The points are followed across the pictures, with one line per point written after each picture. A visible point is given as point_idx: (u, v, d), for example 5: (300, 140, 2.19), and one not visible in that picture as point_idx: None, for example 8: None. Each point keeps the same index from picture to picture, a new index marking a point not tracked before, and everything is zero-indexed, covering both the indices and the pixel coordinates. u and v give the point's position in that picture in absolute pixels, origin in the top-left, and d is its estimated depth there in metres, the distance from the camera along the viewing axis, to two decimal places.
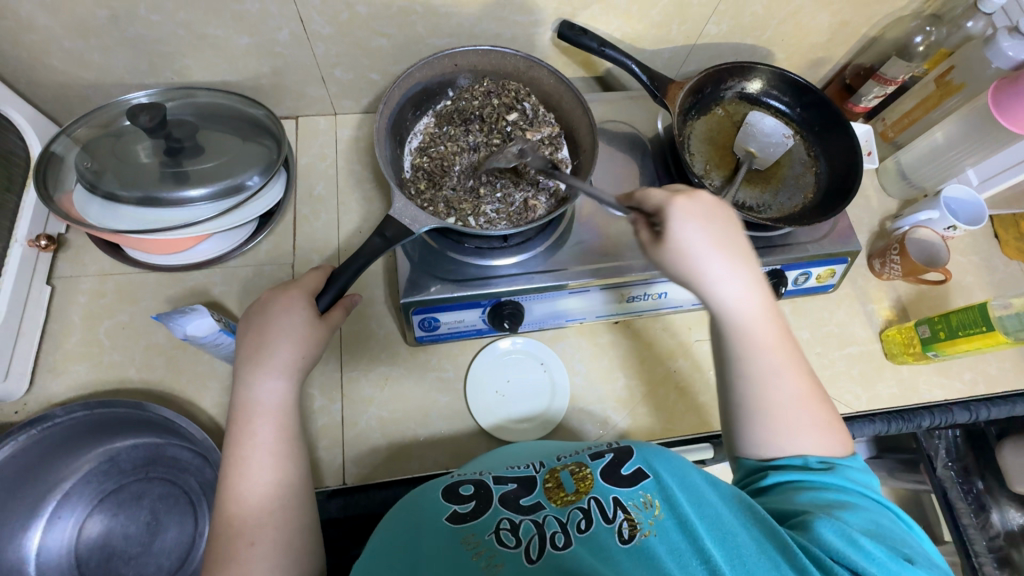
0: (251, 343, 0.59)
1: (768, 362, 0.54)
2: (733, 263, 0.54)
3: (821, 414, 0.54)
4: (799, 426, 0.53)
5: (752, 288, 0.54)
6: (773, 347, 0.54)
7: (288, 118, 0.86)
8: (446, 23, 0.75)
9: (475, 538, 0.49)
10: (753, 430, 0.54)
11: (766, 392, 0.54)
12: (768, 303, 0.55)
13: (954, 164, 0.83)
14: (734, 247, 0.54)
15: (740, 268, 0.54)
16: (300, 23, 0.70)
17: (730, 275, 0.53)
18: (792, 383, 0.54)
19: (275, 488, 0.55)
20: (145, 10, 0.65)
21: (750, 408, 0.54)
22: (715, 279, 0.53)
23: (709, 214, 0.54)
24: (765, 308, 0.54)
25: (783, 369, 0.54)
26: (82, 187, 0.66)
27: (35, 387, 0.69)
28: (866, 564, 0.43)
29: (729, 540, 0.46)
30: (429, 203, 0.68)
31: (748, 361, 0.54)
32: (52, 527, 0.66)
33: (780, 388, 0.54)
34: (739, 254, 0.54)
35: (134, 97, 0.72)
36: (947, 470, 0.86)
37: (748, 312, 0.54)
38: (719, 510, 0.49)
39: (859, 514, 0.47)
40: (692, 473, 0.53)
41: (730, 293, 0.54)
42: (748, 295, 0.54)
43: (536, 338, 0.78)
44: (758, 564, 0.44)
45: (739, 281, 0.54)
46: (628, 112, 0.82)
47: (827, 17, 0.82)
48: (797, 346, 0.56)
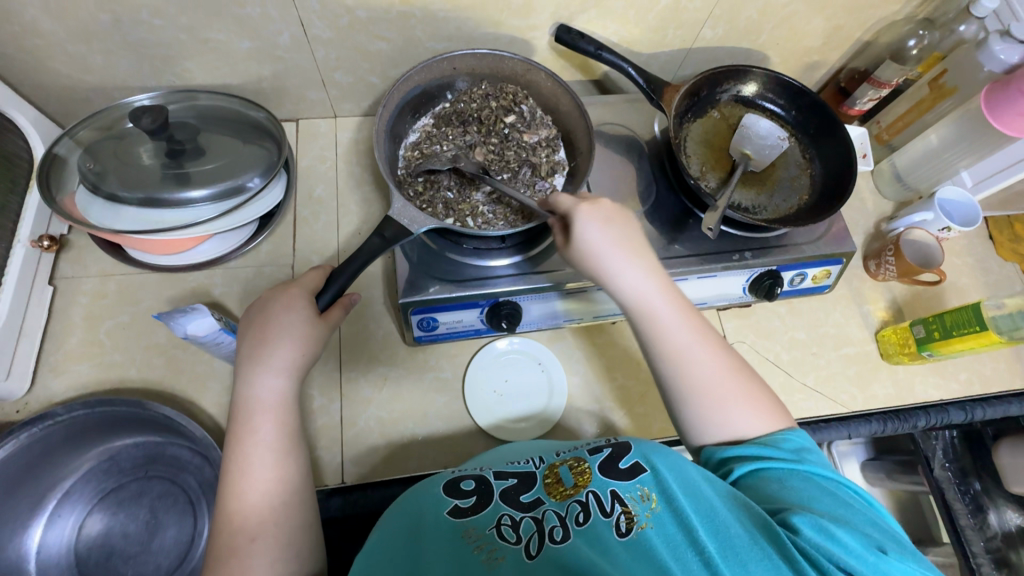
0: (252, 342, 0.60)
1: (681, 339, 0.59)
2: (629, 257, 0.61)
3: (749, 388, 0.57)
4: (725, 400, 0.56)
5: (647, 275, 0.61)
6: (681, 325, 0.59)
7: (288, 121, 0.87)
8: (444, 27, 0.76)
9: (477, 532, 0.50)
10: (687, 414, 0.57)
11: (689, 372, 0.58)
12: (667, 286, 0.61)
13: (948, 166, 0.84)
14: (631, 244, 0.61)
15: (635, 260, 0.61)
16: (301, 27, 0.71)
17: (626, 266, 0.60)
18: (714, 359, 0.58)
19: (276, 485, 0.55)
20: (148, 15, 0.66)
21: (679, 393, 0.58)
22: (614, 271, 0.60)
23: (609, 216, 0.61)
24: (661, 289, 0.60)
25: (697, 345, 0.59)
26: (85, 188, 0.66)
27: (36, 387, 0.70)
28: (846, 557, 0.44)
29: (722, 531, 0.47)
30: (428, 204, 0.69)
31: (659, 343, 0.59)
32: (52, 525, 0.66)
33: (699, 364, 0.58)
34: (633, 250, 0.61)
35: (136, 100, 0.73)
36: (944, 471, 0.86)
37: (645, 296, 0.60)
38: (713, 502, 0.49)
39: (834, 504, 0.48)
40: (689, 465, 0.53)
41: (626, 281, 0.60)
42: (646, 281, 0.60)
43: (534, 338, 0.78)
44: (751, 554, 0.45)
45: (634, 270, 0.60)
46: (625, 115, 0.83)
47: (821, 21, 0.83)
48: (711, 328, 0.61)
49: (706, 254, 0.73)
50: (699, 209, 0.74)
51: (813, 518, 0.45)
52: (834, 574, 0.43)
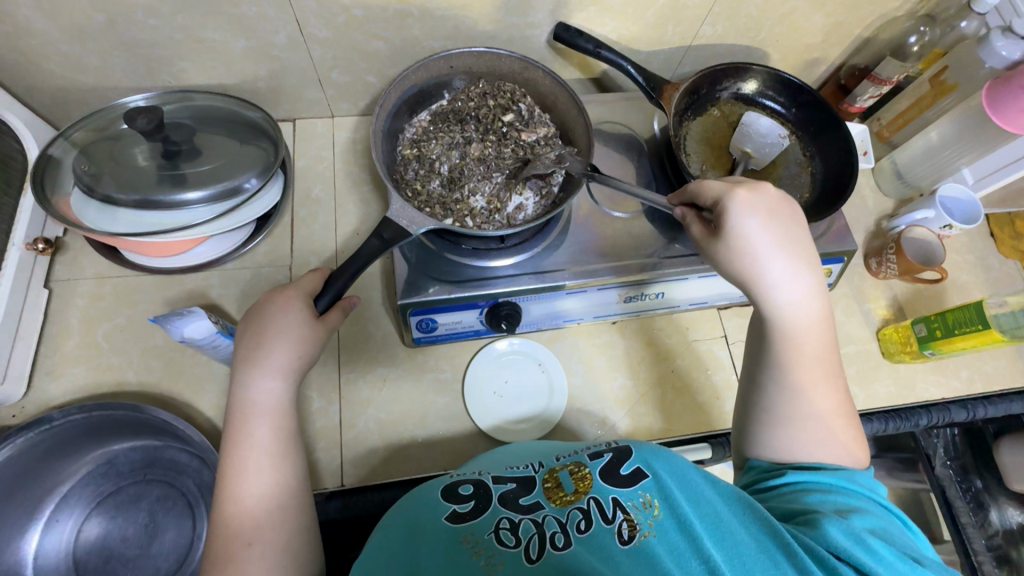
0: (249, 344, 0.60)
1: (813, 371, 0.54)
2: (794, 267, 0.54)
3: (847, 430, 0.55)
4: (823, 437, 0.53)
5: (810, 297, 0.54)
6: (818, 355, 0.54)
7: (285, 121, 0.87)
8: (442, 26, 0.75)
9: (475, 538, 0.49)
10: (779, 432, 0.54)
11: (800, 402, 0.54)
12: (825, 314, 0.55)
13: (949, 162, 0.83)
14: (797, 249, 0.54)
15: (802, 274, 0.54)
16: (297, 26, 0.71)
17: (790, 279, 0.54)
18: (829, 397, 0.54)
19: (274, 489, 0.55)
20: (142, 14, 0.65)
21: (782, 411, 0.54)
22: (774, 282, 0.54)
23: (771, 210, 0.54)
24: (821, 317, 0.54)
25: (819, 379, 0.54)
26: (80, 190, 0.66)
27: (32, 390, 0.69)
28: (871, 562, 0.44)
29: (729, 539, 0.47)
30: (426, 204, 0.68)
31: (791, 363, 0.54)
32: (50, 529, 0.66)
33: (815, 391, 0.54)
34: (803, 259, 0.54)
35: (131, 100, 0.72)
36: (946, 469, 0.86)
37: (800, 318, 0.54)
38: (718, 509, 0.49)
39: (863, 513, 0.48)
40: (693, 473, 0.53)
41: (785, 298, 0.54)
42: (806, 303, 0.54)
43: (534, 339, 0.78)
44: (757, 563, 0.45)
45: (799, 286, 0.54)
46: (624, 113, 0.83)
47: (822, 18, 0.82)
48: (837, 367, 0.56)
49: None
50: None
51: (843, 523, 0.46)
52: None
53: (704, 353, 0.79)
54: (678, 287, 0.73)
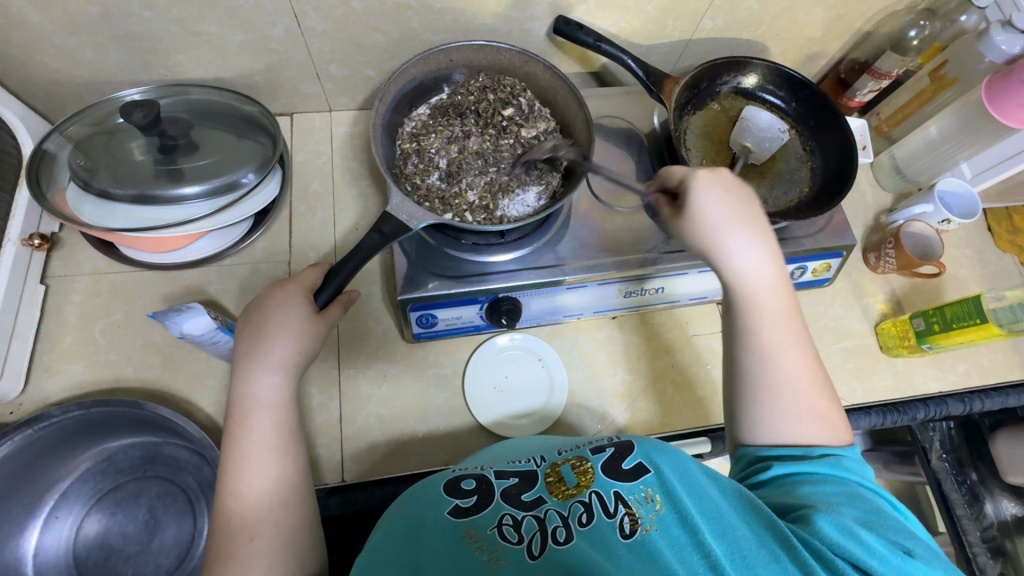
0: (248, 340, 0.59)
1: (778, 334, 0.56)
2: (748, 235, 0.56)
3: (822, 400, 0.55)
4: (800, 407, 0.54)
5: (765, 261, 0.57)
6: (784, 320, 0.56)
7: (283, 115, 0.86)
8: (440, 19, 0.74)
9: (478, 533, 0.50)
10: (753, 406, 0.55)
11: (770, 370, 0.55)
12: (782, 279, 0.57)
13: (947, 157, 0.84)
14: (750, 219, 0.56)
15: (755, 240, 0.57)
16: (295, 19, 0.70)
17: (745, 247, 0.56)
18: (797, 363, 0.55)
19: (275, 484, 0.54)
20: (137, 7, 0.65)
21: (752, 384, 0.55)
22: (731, 249, 0.56)
23: (727, 185, 0.57)
24: (777, 281, 0.57)
25: (790, 345, 0.56)
26: (76, 185, 0.65)
27: (30, 387, 0.69)
28: (868, 557, 0.44)
29: (728, 534, 0.47)
30: (425, 198, 0.68)
31: (756, 330, 0.56)
32: (50, 526, 0.66)
33: (786, 356, 0.55)
34: (755, 228, 0.57)
35: (127, 94, 0.72)
36: (942, 462, 0.89)
37: (759, 282, 0.56)
38: (718, 504, 0.49)
39: (859, 505, 0.48)
40: (693, 467, 0.53)
41: (743, 263, 0.56)
42: (761, 268, 0.56)
43: (534, 334, 0.78)
44: (758, 556, 0.45)
45: (753, 252, 0.56)
46: (624, 108, 0.82)
47: (822, 12, 0.82)
48: (806, 333, 0.57)
49: None
50: None
51: (835, 517, 0.46)
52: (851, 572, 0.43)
53: (704, 348, 0.79)
54: (679, 281, 0.73)
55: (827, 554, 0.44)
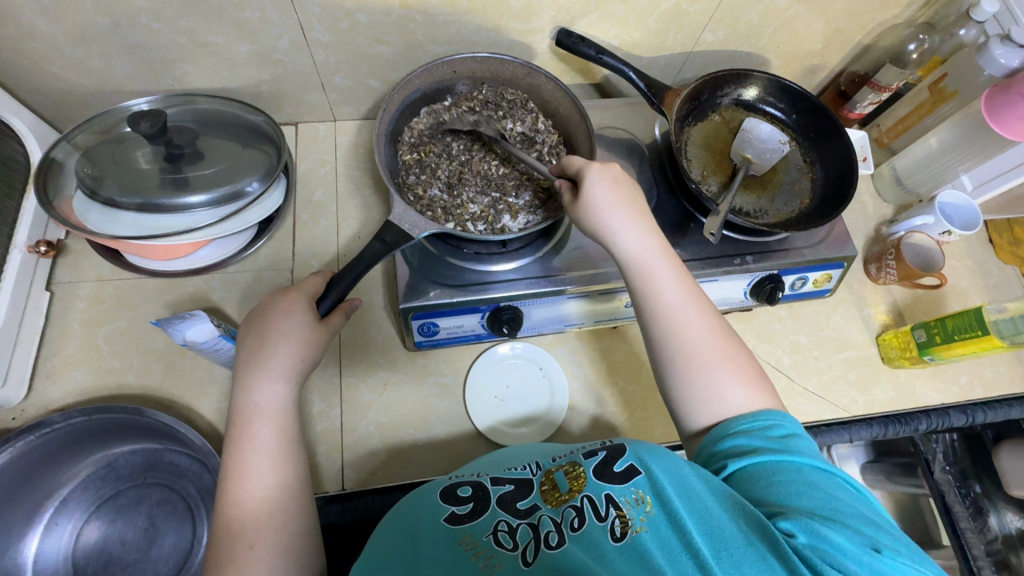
0: (252, 348, 0.60)
1: (676, 296, 0.60)
2: (631, 217, 0.63)
3: (738, 359, 0.58)
4: (710, 362, 0.58)
5: (645, 237, 0.63)
6: (676, 286, 0.61)
7: (287, 124, 0.87)
8: (444, 31, 0.75)
9: (473, 539, 0.49)
10: (674, 371, 0.58)
11: (679, 329, 0.59)
12: (664, 248, 0.63)
13: (949, 168, 0.84)
14: (631, 205, 0.63)
15: (635, 220, 0.63)
16: (301, 31, 0.71)
17: (626, 227, 0.62)
18: (699, 320, 0.60)
19: (275, 491, 0.55)
20: (146, 18, 0.66)
21: (669, 352, 0.59)
22: (617, 231, 0.62)
23: (616, 177, 0.63)
24: (660, 250, 0.63)
25: (688, 305, 0.60)
26: (83, 193, 0.66)
27: (32, 393, 0.69)
28: (845, 560, 0.43)
29: (715, 532, 0.46)
30: (427, 208, 0.68)
31: (653, 302, 0.60)
32: (50, 533, 0.66)
33: (686, 320, 0.60)
34: (634, 209, 0.63)
35: (134, 104, 0.72)
36: (945, 474, 0.86)
37: (646, 253, 0.62)
38: (706, 502, 0.48)
39: (821, 496, 0.47)
40: (682, 464, 0.51)
41: (628, 242, 0.62)
42: (643, 242, 0.62)
43: (535, 343, 0.78)
44: (745, 555, 0.44)
45: (635, 231, 0.62)
46: (625, 118, 0.83)
47: (822, 25, 0.83)
48: (702, 292, 0.62)
49: (708, 258, 0.72)
50: (700, 213, 0.74)
51: (800, 520, 0.45)
52: None
53: None
54: None
55: (812, 557, 0.43)
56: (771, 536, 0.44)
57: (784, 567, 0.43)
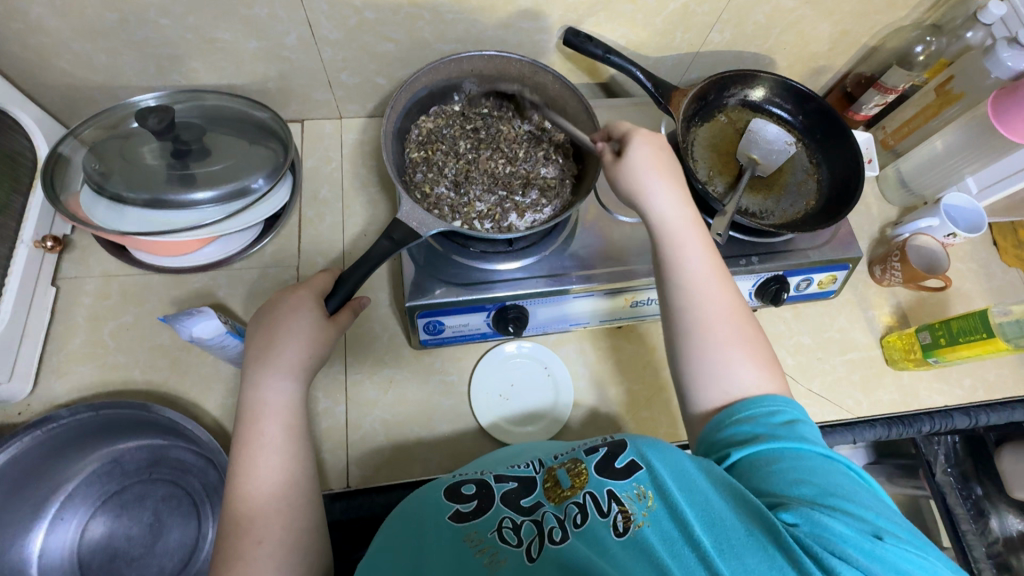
0: (259, 344, 0.60)
1: (702, 266, 0.61)
2: (668, 183, 0.64)
3: (751, 338, 0.58)
4: (727, 336, 0.58)
5: (679, 205, 0.64)
6: (701, 257, 0.61)
7: (293, 121, 0.87)
8: (452, 29, 0.75)
9: (478, 536, 0.50)
10: (689, 339, 0.58)
11: (700, 299, 0.59)
12: (695, 221, 0.64)
13: (954, 171, 0.84)
14: (671, 172, 0.65)
15: (673, 187, 0.64)
16: (308, 28, 0.71)
17: (663, 192, 0.64)
18: (721, 295, 0.60)
19: (282, 488, 0.55)
20: (154, 14, 0.66)
21: (687, 318, 0.59)
22: (654, 192, 0.64)
23: (661, 147, 0.66)
24: (693, 222, 0.63)
25: (711, 277, 0.61)
26: (90, 188, 0.66)
27: (38, 388, 0.69)
28: (847, 547, 0.42)
29: (717, 524, 0.46)
30: (434, 206, 0.68)
31: (676, 266, 0.61)
32: (55, 528, 0.66)
33: (708, 293, 0.60)
34: (673, 179, 0.65)
35: (141, 99, 0.72)
36: (946, 476, 0.87)
37: (677, 220, 0.63)
38: (708, 495, 0.48)
39: (823, 483, 0.46)
40: (684, 459, 0.51)
41: (662, 205, 0.64)
42: (677, 210, 0.63)
43: (540, 343, 0.78)
44: (746, 546, 0.44)
45: (671, 197, 0.64)
46: (632, 118, 0.83)
47: (829, 26, 0.83)
48: (726, 270, 0.62)
49: None
50: (706, 214, 0.74)
51: (801, 509, 0.44)
52: (828, 566, 0.42)
53: None
54: None
55: (810, 546, 0.43)
56: (770, 527, 0.44)
57: (784, 558, 0.43)
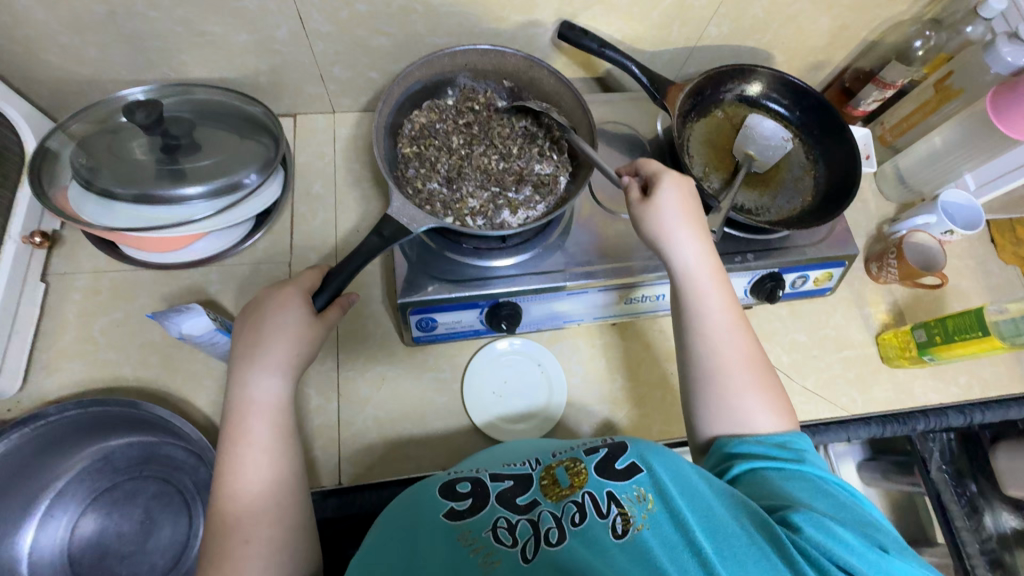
0: (248, 341, 0.59)
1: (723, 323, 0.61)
2: (694, 233, 0.62)
3: (767, 388, 0.59)
4: (746, 388, 0.58)
5: (703, 257, 0.62)
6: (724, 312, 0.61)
7: (286, 115, 0.86)
8: (445, 23, 0.74)
9: (472, 535, 0.49)
10: (707, 393, 0.58)
11: (720, 356, 0.59)
12: (718, 271, 0.62)
13: (953, 167, 0.83)
14: (697, 221, 0.62)
15: (699, 238, 0.62)
16: (300, 21, 0.70)
17: (687, 243, 0.62)
18: (740, 350, 0.60)
19: (271, 486, 0.54)
20: (143, 6, 0.65)
21: (706, 371, 0.59)
22: (679, 243, 0.62)
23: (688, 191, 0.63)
24: (715, 274, 0.62)
25: (732, 329, 0.61)
26: (78, 183, 0.65)
27: (28, 385, 0.68)
28: (851, 556, 0.44)
29: (720, 531, 0.47)
30: (426, 202, 0.67)
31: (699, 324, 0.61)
32: (45, 525, 0.65)
33: (728, 345, 0.60)
34: (699, 228, 0.62)
35: (130, 93, 0.72)
36: (941, 473, 0.86)
37: (700, 273, 0.62)
38: (709, 501, 0.49)
39: (829, 501, 0.49)
40: (686, 467, 0.52)
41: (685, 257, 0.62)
42: (702, 262, 0.62)
43: (534, 339, 0.78)
44: (749, 553, 0.45)
45: (695, 248, 0.62)
46: (628, 114, 0.82)
47: (827, 21, 0.82)
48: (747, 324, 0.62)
49: None
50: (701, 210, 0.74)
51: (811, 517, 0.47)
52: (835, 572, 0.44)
53: None
54: None
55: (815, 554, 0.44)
56: (776, 534, 0.45)
57: (788, 564, 0.44)
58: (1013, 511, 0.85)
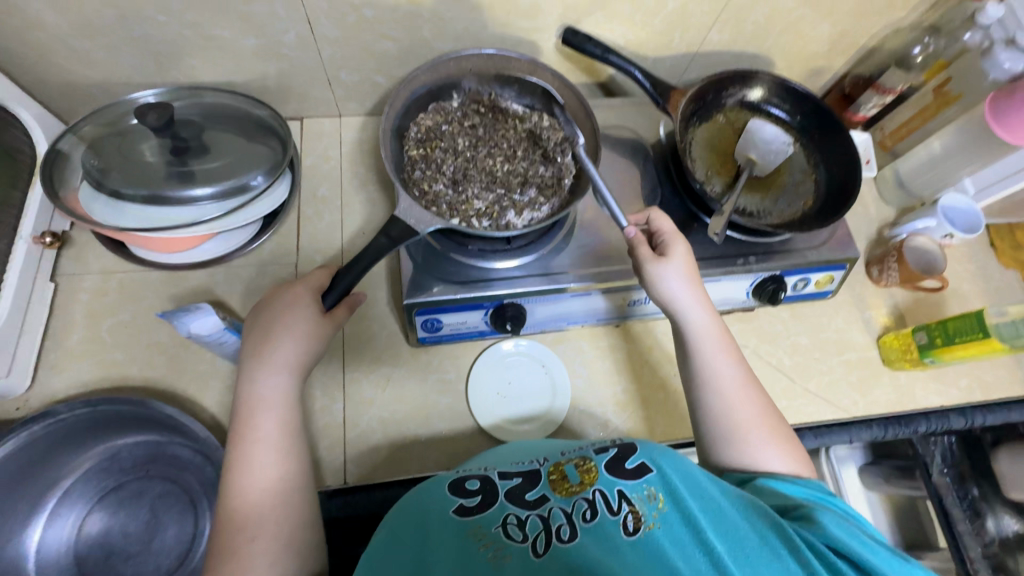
0: (256, 341, 0.60)
1: (737, 383, 0.62)
2: (700, 302, 0.64)
3: (781, 435, 0.61)
4: (764, 442, 0.59)
5: (710, 322, 0.64)
6: (734, 374, 0.63)
7: (293, 119, 0.87)
8: (451, 28, 0.76)
9: (482, 531, 0.49)
10: (723, 437, 0.60)
11: (737, 411, 0.61)
12: (725, 334, 0.65)
13: (951, 172, 0.84)
14: (701, 291, 0.64)
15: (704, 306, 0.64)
16: (307, 25, 0.71)
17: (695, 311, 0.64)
18: (753, 403, 0.61)
19: (278, 483, 0.55)
20: (153, 11, 0.66)
21: (723, 416, 0.60)
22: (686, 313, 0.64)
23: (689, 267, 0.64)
24: (721, 339, 0.64)
25: (746, 388, 0.62)
26: (88, 184, 0.66)
27: (36, 384, 0.69)
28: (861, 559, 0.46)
29: (732, 533, 0.48)
30: (433, 203, 0.68)
31: (715, 384, 0.62)
32: (52, 524, 0.66)
33: (732, 384, 0.62)
34: (703, 297, 0.64)
35: (140, 96, 0.73)
36: (943, 477, 0.86)
37: (708, 338, 0.64)
38: (721, 503, 0.50)
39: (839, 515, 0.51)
40: (696, 470, 0.53)
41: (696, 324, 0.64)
42: (709, 326, 0.64)
43: (538, 341, 0.78)
44: (760, 554, 0.46)
45: (703, 317, 0.64)
46: (630, 118, 0.83)
47: (827, 27, 0.83)
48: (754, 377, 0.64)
49: (710, 257, 0.73)
50: (703, 213, 0.75)
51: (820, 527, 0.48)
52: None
53: None
54: None
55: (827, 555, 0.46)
56: (789, 536, 0.47)
57: (800, 565, 0.46)
58: (1017, 516, 0.84)
